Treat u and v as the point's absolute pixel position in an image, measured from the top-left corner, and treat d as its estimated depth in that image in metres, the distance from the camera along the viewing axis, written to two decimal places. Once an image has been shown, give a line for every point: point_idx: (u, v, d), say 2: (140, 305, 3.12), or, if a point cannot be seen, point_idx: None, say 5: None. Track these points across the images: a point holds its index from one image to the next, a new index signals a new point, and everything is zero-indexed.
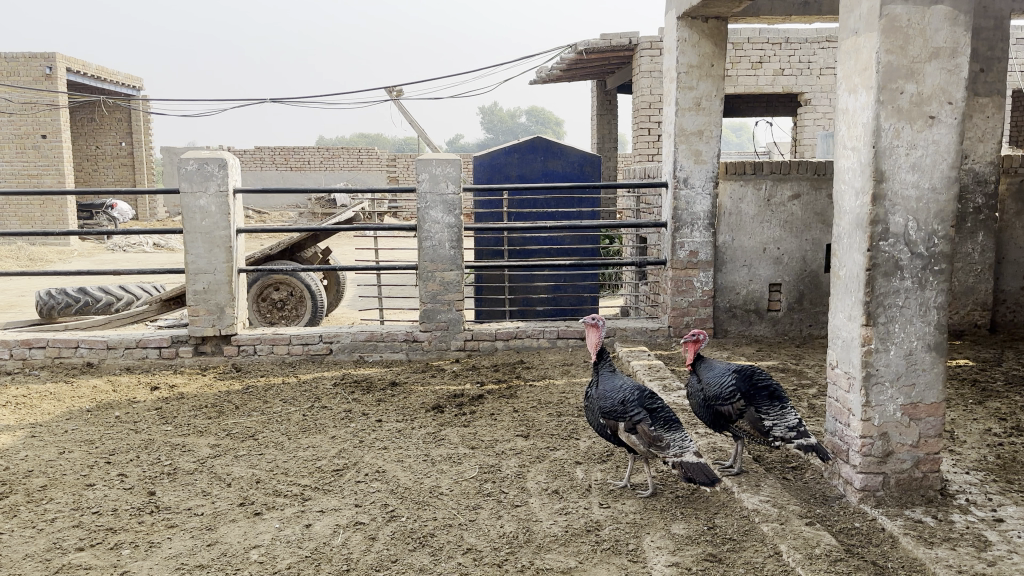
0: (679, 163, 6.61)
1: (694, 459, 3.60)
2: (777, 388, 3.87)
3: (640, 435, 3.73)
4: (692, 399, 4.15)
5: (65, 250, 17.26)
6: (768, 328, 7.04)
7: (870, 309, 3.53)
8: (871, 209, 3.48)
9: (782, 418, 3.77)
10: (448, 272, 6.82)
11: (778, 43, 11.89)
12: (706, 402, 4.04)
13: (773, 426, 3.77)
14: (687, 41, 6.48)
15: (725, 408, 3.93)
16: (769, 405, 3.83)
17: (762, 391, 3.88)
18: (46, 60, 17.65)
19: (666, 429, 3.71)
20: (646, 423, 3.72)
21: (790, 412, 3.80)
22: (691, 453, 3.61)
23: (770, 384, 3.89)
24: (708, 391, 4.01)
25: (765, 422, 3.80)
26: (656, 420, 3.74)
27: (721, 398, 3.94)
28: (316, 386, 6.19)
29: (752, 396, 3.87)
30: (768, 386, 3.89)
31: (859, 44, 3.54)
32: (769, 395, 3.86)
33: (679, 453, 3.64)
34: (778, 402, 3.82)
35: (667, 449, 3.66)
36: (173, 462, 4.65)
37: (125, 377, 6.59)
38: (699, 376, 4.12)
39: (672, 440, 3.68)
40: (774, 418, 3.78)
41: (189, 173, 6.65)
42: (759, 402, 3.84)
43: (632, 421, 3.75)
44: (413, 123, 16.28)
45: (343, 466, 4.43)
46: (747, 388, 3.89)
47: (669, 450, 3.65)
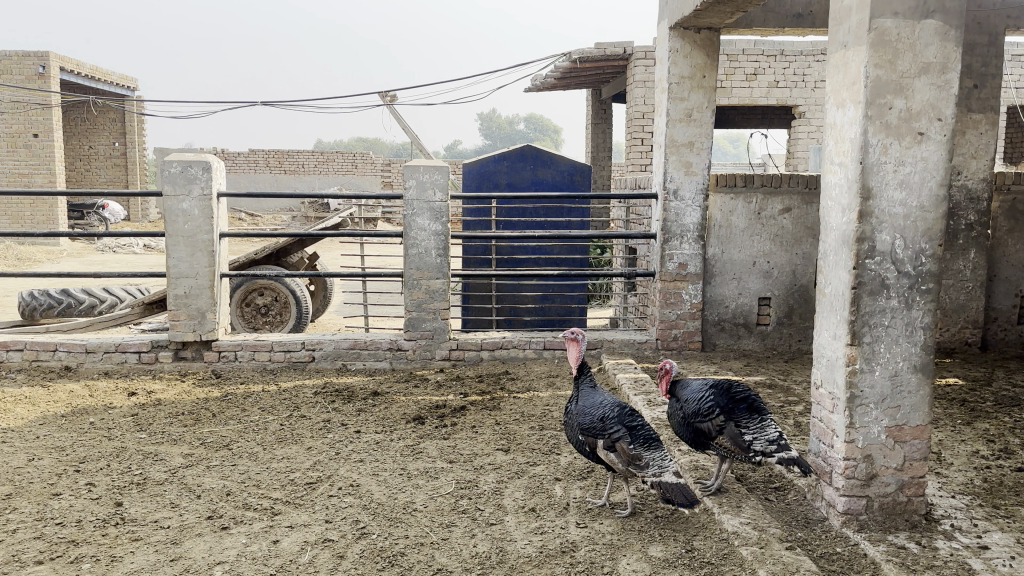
0: (669, 175, 6.53)
1: (673, 479, 3.51)
2: (755, 403, 3.80)
3: (618, 453, 3.64)
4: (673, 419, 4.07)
5: (54, 250, 17.14)
6: (757, 343, 6.95)
7: (855, 329, 3.45)
8: (857, 227, 3.40)
9: (761, 431, 3.69)
10: (435, 280, 6.73)
11: (773, 56, 11.85)
12: (686, 420, 3.96)
13: (752, 439, 3.68)
14: (678, 52, 6.41)
15: (704, 424, 3.85)
16: (747, 419, 3.75)
17: (740, 405, 3.81)
18: (40, 59, 17.55)
19: (645, 447, 3.62)
20: (625, 441, 3.63)
21: (769, 425, 3.71)
22: (670, 474, 3.53)
23: (748, 397, 3.82)
24: (687, 408, 3.94)
25: (743, 436, 3.71)
26: (635, 438, 3.64)
27: (700, 415, 3.87)
28: (296, 395, 6.09)
29: (729, 410, 3.80)
30: (747, 400, 3.82)
31: (847, 57, 3.46)
32: (747, 408, 3.79)
33: (657, 472, 3.55)
34: (757, 416, 3.75)
35: (646, 468, 3.57)
36: (143, 471, 4.54)
37: (103, 382, 6.48)
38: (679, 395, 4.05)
39: (651, 459, 3.58)
40: (753, 431, 3.70)
41: (172, 176, 6.55)
42: (738, 416, 3.77)
43: (610, 438, 3.66)
44: (407, 129, 16.21)
45: (317, 479, 4.32)
46: (725, 403, 3.82)
47: (649, 469, 3.56)
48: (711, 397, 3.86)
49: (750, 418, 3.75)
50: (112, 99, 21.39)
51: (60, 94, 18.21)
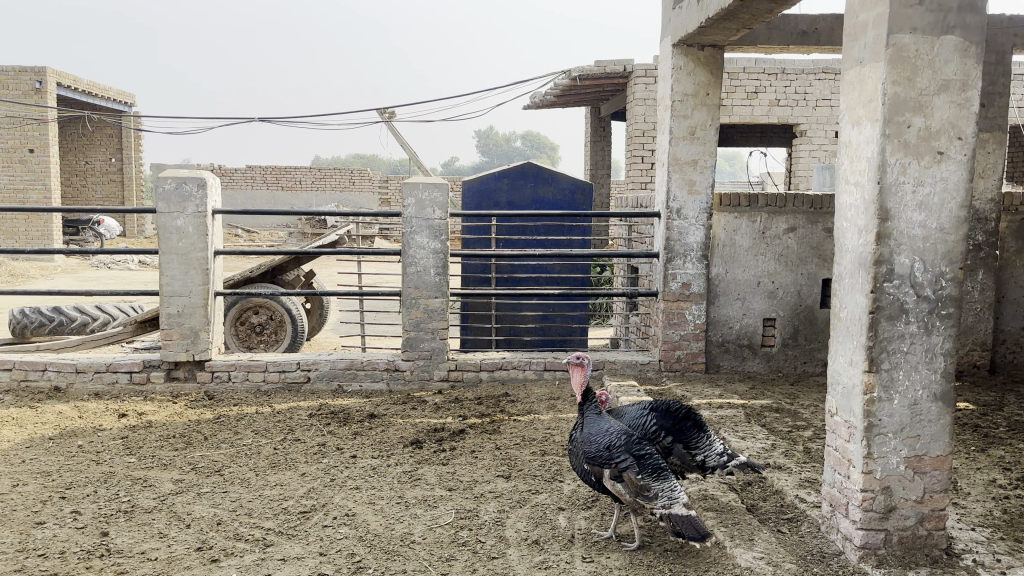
0: (673, 193, 6.42)
1: (683, 512, 3.35)
2: (696, 417, 3.89)
3: (626, 483, 3.49)
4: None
5: (48, 266, 16.99)
6: (762, 365, 6.81)
7: (873, 355, 3.32)
8: (875, 249, 3.28)
9: (708, 447, 3.82)
10: (433, 299, 6.59)
11: (773, 74, 11.80)
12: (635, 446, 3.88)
13: (704, 458, 3.81)
14: (681, 69, 6.32)
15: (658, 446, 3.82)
16: (693, 435, 3.85)
17: (684, 421, 3.88)
18: (36, 74, 17.45)
19: (654, 477, 3.47)
20: (633, 471, 3.47)
21: (712, 437, 3.86)
22: (681, 506, 3.36)
23: (689, 413, 3.88)
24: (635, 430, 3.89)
25: (695, 456, 3.82)
26: (643, 468, 3.49)
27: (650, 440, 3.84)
28: (290, 417, 5.93)
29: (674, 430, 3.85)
30: (688, 414, 3.89)
31: (864, 74, 3.35)
32: (690, 425, 3.86)
33: (667, 504, 3.38)
34: (700, 431, 3.85)
35: (656, 500, 3.40)
36: (132, 498, 4.38)
37: (93, 403, 6.32)
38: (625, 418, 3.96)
39: (660, 490, 3.42)
40: (702, 449, 3.82)
41: (166, 193, 6.42)
42: (686, 436, 3.85)
43: (617, 468, 3.51)
44: (405, 146, 16.15)
45: (310, 508, 4.16)
46: (667, 423, 3.87)
47: (658, 500, 3.39)
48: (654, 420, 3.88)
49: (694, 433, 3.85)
50: (109, 115, 21.31)
51: (56, 109, 18.12)
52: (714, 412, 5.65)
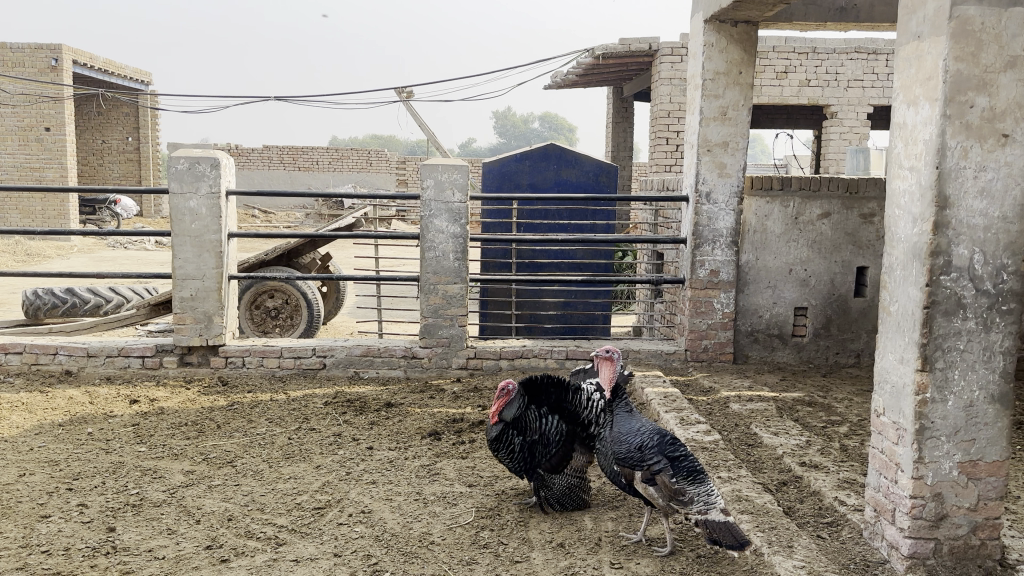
0: (702, 176, 6.18)
1: (720, 518, 3.22)
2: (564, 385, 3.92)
3: (659, 487, 3.32)
4: (502, 450, 3.80)
5: (65, 246, 16.96)
6: (792, 355, 6.57)
7: (926, 353, 3.09)
8: (932, 239, 3.04)
9: (591, 403, 3.86)
10: (453, 285, 6.39)
11: (804, 53, 11.45)
12: (535, 455, 3.78)
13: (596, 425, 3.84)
14: (713, 46, 6.04)
15: (563, 453, 3.82)
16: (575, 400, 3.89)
17: (558, 391, 3.90)
18: (52, 52, 17.33)
19: (690, 480, 3.31)
20: (668, 475, 3.30)
21: (585, 389, 3.90)
22: (718, 511, 3.24)
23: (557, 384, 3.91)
24: (535, 433, 3.78)
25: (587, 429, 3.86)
26: (678, 470, 3.33)
27: (556, 446, 3.79)
28: (306, 405, 5.76)
29: (553, 404, 3.89)
30: (561, 390, 3.90)
31: (922, 49, 3.10)
32: (565, 393, 3.90)
33: (704, 509, 3.25)
34: (578, 395, 3.89)
35: (692, 505, 3.26)
36: (141, 491, 4.23)
37: (105, 388, 6.19)
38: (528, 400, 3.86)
39: (697, 494, 3.27)
40: (591, 409, 3.84)
41: (179, 173, 6.25)
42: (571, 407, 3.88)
43: (650, 471, 3.34)
44: (423, 126, 15.92)
45: (325, 503, 3.99)
46: (548, 401, 3.89)
47: (694, 506, 3.25)
48: (535, 401, 3.89)
49: (572, 395, 3.89)
50: (125, 93, 21.20)
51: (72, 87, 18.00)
52: (744, 405, 5.42)
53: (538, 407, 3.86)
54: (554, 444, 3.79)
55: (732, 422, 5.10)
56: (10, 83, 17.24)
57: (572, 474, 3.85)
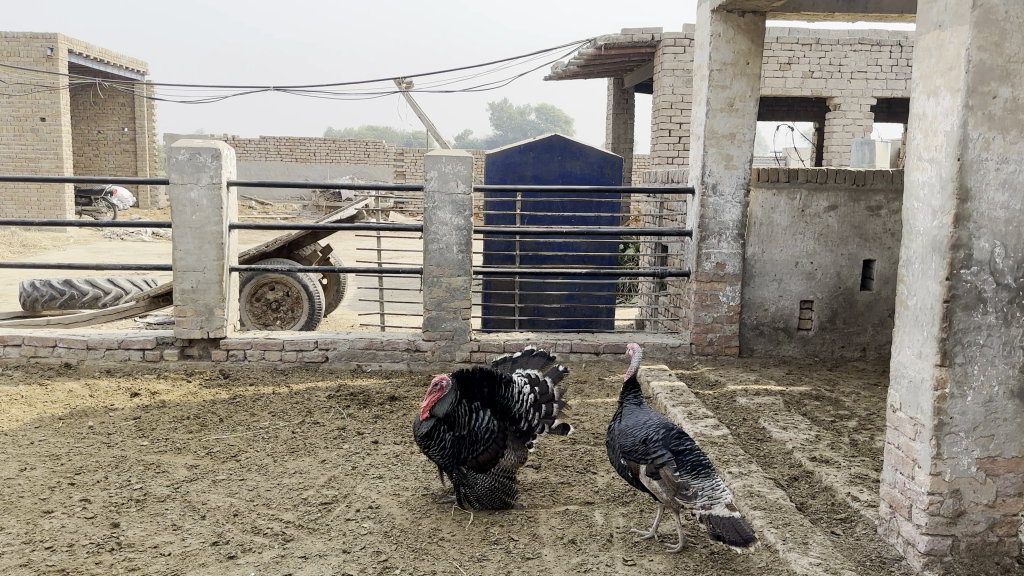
0: (708, 168, 6.12)
1: (725, 513, 3.07)
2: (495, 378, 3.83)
3: (663, 480, 3.27)
4: (431, 446, 3.67)
5: (61, 237, 16.85)
6: (798, 349, 6.53)
7: (945, 347, 3.05)
8: (952, 232, 2.99)
9: (522, 397, 3.89)
10: (456, 277, 6.33)
11: (808, 44, 11.39)
12: (464, 453, 3.66)
13: (526, 420, 3.87)
14: (720, 37, 5.98)
15: (492, 451, 3.69)
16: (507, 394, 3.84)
17: (490, 385, 3.82)
18: (47, 41, 17.18)
19: (694, 475, 3.21)
20: (670, 468, 3.24)
21: (516, 384, 3.90)
22: (723, 507, 3.09)
23: (487, 377, 3.82)
24: (464, 428, 3.67)
25: (516, 424, 3.85)
26: (682, 464, 3.25)
27: (484, 443, 3.67)
28: (308, 399, 5.71)
29: (484, 398, 3.79)
30: (493, 383, 3.83)
31: (943, 39, 3.04)
32: (497, 387, 3.82)
33: (707, 504, 3.12)
34: (509, 389, 3.86)
35: (695, 499, 3.15)
36: (145, 486, 4.17)
37: (105, 381, 6.12)
38: (459, 395, 3.75)
39: (700, 489, 3.16)
40: (521, 403, 3.87)
41: (180, 163, 6.17)
42: (501, 401, 3.82)
43: (653, 463, 3.30)
44: (422, 117, 15.83)
45: (332, 499, 3.94)
46: (480, 395, 3.79)
47: (696, 500, 3.14)
48: (466, 396, 3.77)
49: (504, 389, 3.84)
50: (121, 83, 21.06)
51: (68, 77, 17.86)
52: (751, 399, 5.38)
53: (469, 402, 3.75)
54: (482, 441, 3.67)
55: (740, 416, 5.06)
56: (5, 72, 17.09)
57: (500, 474, 3.74)
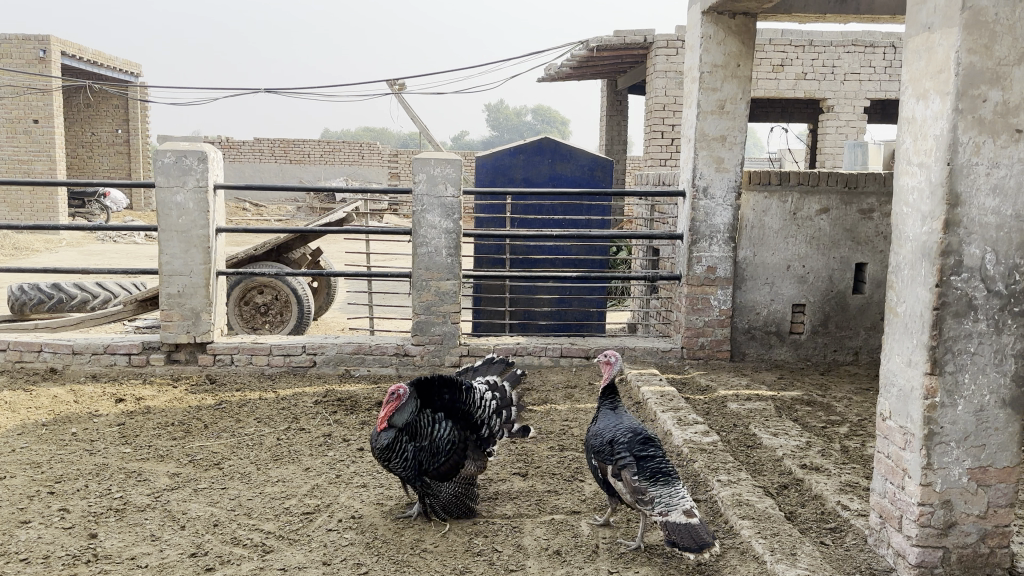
0: (699, 171, 6.07)
1: (681, 520, 3.06)
2: (455, 384, 3.75)
3: (624, 483, 3.29)
4: (393, 458, 3.55)
5: (53, 240, 16.74)
6: (790, 353, 6.48)
7: (936, 356, 2.99)
8: (942, 238, 2.94)
9: (484, 403, 3.80)
10: (445, 281, 6.27)
11: (801, 46, 11.34)
12: (425, 465, 3.57)
13: (487, 427, 3.80)
14: (711, 39, 5.93)
15: (453, 461, 3.61)
16: (468, 401, 3.75)
17: (451, 391, 3.74)
18: (39, 43, 17.08)
19: (654, 481, 3.21)
20: (631, 471, 3.25)
21: (477, 390, 3.81)
22: (681, 514, 3.07)
23: (447, 384, 3.73)
24: (425, 439, 3.58)
25: (478, 433, 3.77)
26: (642, 469, 3.25)
27: (444, 454, 3.59)
28: (295, 405, 5.64)
29: (444, 405, 3.71)
30: (453, 390, 3.74)
31: (932, 41, 2.99)
32: (457, 393, 3.74)
33: (664, 511, 3.11)
34: (470, 395, 3.76)
35: (653, 506, 3.14)
36: (125, 495, 4.11)
37: (89, 386, 6.05)
38: (418, 403, 3.66)
39: (659, 496, 3.15)
40: (483, 409, 3.79)
41: (165, 166, 6.10)
42: (462, 409, 3.73)
43: (617, 464, 3.32)
44: (416, 118, 15.76)
45: (314, 508, 3.87)
46: (440, 403, 3.71)
47: (654, 507, 3.13)
48: (426, 404, 3.68)
49: (465, 395, 3.75)
50: (114, 85, 20.97)
51: (60, 79, 17.76)
52: (742, 405, 5.32)
53: (429, 411, 3.66)
54: (443, 452, 3.59)
55: (730, 422, 5.00)
56: None
57: (460, 483, 3.68)
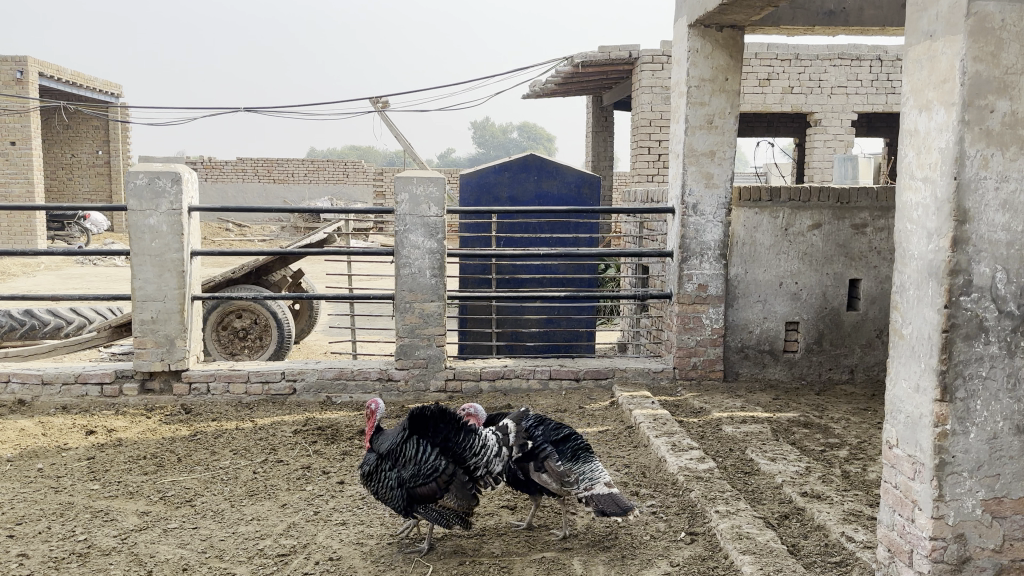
0: (688, 187, 5.92)
1: (604, 490, 3.52)
2: (455, 422, 3.60)
3: (549, 472, 3.60)
4: (378, 483, 3.60)
5: (30, 264, 16.44)
6: (784, 372, 6.31)
7: (946, 381, 2.82)
8: (951, 256, 2.78)
9: (485, 448, 3.57)
10: (430, 303, 6.07)
11: (787, 59, 11.28)
12: (404, 487, 3.50)
13: (485, 468, 3.56)
14: (698, 52, 5.80)
15: (432, 486, 3.46)
16: (463, 443, 3.55)
17: (449, 425, 3.59)
18: (17, 64, 16.86)
19: (574, 462, 3.60)
20: (554, 460, 3.59)
21: (481, 434, 3.59)
22: (601, 485, 3.53)
23: (446, 420, 3.59)
24: (406, 463, 3.53)
25: (472, 471, 3.54)
26: (563, 454, 3.61)
27: (425, 477, 3.47)
28: (273, 435, 5.42)
29: (437, 441, 3.56)
30: (454, 425, 3.59)
31: (935, 50, 2.84)
32: (457, 429, 3.58)
33: (588, 486, 3.53)
34: (470, 433, 3.57)
35: (578, 484, 3.53)
36: (90, 537, 3.88)
37: (59, 418, 5.81)
38: (409, 431, 3.60)
39: (581, 473, 3.55)
40: (484, 454, 3.56)
41: (137, 189, 5.89)
42: (456, 448, 3.54)
43: (538, 458, 3.63)
44: (399, 136, 15.62)
45: (290, 550, 3.65)
46: (435, 436, 3.57)
47: (580, 484, 3.53)
48: (419, 434, 3.59)
49: (462, 436, 3.56)
50: (94, 106, 20.75)
51: (38, 100, 17.53)
52: (738, 428, 5.14)
53: (419, 442, 3.56)
54: (423, 475, 3.47)
55: (727, 447, 4.81)
56: None
57: (442, 511, 3.51)
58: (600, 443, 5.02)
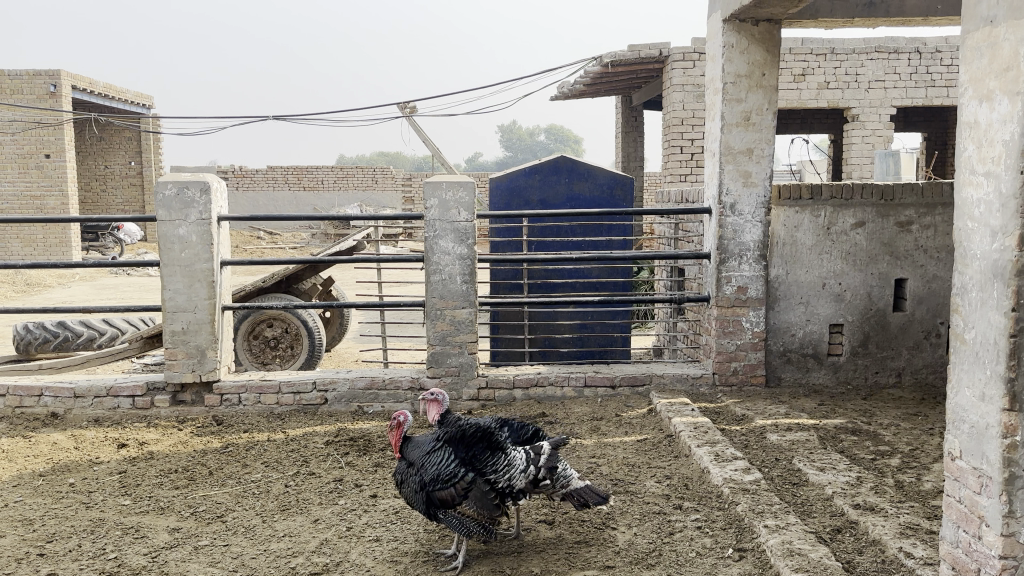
0: (725, 186, 5.74)
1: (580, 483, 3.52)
2: (492, 439, 3.53)
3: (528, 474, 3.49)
4: (404, 484, 3.58)
5: (66, 275, 16.65)
6: (828, 376, 6.09)
7: (1014, 390, 2.64)
8: (1018, 256, 2.60)
9: (511, 466, 3.46)
10: (461, 310, 5.95)
11: (823, 54, 11.03)
12: (425, 489, 3.47)
13: (506, 481, 3.46)
14: (733, 47, 5.62)
15: (451, 491, 3.42)
16: (489, 458, 3.48)
17: (479, 441, 3.53)
18: (50, 78, 17.06)
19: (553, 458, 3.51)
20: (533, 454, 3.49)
21: (510, 452, 3.49)
22: (575, 478, 3.51)
23: (483, 436, 3.53)
24: (428, 468, 3.49)
25: (493, 481, 3.46)
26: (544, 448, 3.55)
27: (445, 481, 3.43)
28: (305, 446, 5.33)
29: (463, 452, 3.50)
30: (483, 435, 3.55)
31: (996, 36, 2.66)
32: (489, 443, 3.52)
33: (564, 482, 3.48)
34: (499, 447, 3.51)
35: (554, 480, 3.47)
36: (120, 555, 3.80)
37: (92, 431, 5.77)
38: (440, 440, 3.57)
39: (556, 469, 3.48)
40: (509, 470, 3.45)
41: (166, 199, 5.85)
42: (481, 461, 3.48)
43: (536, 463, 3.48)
44: (427, 141, 15.57)
45: (323, 568, 3.55)
46: (463, 446, 3.52)
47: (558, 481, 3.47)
48: (450, 442, 3.55)
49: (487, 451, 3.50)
50: (128, 118, 21.00)
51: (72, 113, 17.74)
52: (783, 436, 4.95)
53: (445, 450, 3.52)
54: (442, 480, 3.43)
55: (772, 456, 4.63)
56: (9, 110, 17.01)
57: (461, 519, 3.44)
58: (638, 453, 4.87)
